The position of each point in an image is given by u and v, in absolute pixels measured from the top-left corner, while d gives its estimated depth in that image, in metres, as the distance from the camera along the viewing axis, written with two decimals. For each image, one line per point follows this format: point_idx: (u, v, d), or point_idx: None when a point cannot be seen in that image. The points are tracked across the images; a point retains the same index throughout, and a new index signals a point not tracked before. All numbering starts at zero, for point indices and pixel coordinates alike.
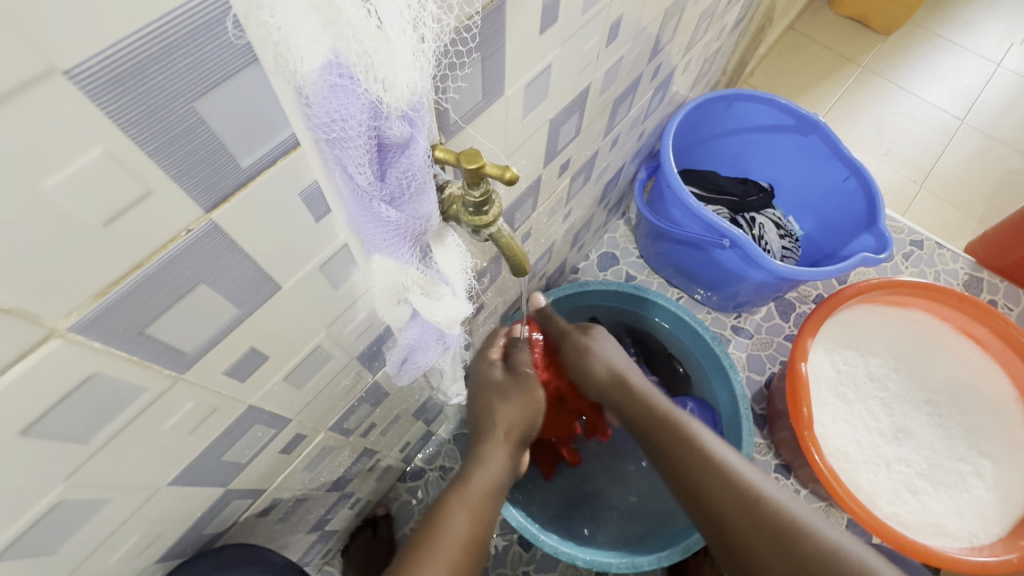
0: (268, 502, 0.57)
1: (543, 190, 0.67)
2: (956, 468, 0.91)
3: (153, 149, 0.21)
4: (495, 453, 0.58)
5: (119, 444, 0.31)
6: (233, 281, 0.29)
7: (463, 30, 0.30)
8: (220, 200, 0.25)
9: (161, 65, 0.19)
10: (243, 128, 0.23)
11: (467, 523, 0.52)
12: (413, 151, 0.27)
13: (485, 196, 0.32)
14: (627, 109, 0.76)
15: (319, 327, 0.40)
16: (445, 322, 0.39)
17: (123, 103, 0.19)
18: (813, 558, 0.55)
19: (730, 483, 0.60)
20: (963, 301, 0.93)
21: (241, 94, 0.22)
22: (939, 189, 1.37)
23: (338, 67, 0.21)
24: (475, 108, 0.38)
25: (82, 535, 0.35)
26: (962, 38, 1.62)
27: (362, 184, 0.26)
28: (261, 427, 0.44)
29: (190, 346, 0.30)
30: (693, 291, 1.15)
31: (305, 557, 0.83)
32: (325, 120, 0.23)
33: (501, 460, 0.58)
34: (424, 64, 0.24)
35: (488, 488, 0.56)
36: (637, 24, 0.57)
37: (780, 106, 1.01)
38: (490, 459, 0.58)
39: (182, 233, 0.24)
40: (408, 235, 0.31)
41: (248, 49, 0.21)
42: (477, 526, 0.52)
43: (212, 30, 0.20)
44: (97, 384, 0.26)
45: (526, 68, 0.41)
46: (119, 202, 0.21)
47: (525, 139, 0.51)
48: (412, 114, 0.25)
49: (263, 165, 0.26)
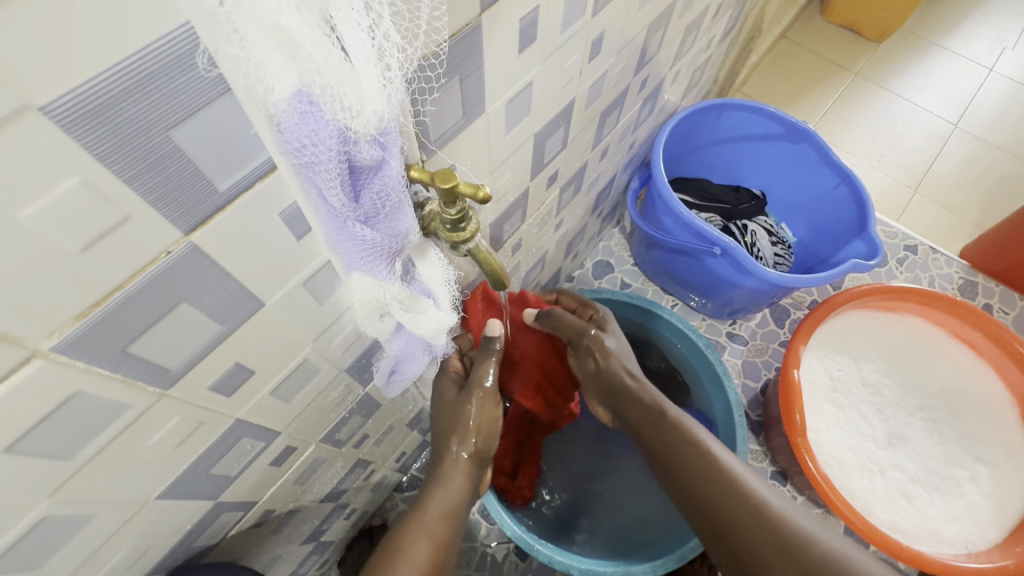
0: (260, 514, 0.57)
1: (532, 202, 0.68)
2: (951, 474, 0.91)
3: (129, 177, 0.22)
4: (456, 474, 0.57)
5: (103, 461, 0.32)
6: (215, 299, 0.30)
7: (434, 56, 0.31)
8: (199, 222, 0.26)
9: (135, 99, 0.20)
10: (218, 153, 0.24)
11: (427, 546, 0.52)
12: (386, 173, 0.28)
13: (461, 214, 0.33)
14: (615, 120, 0.77)
15: (305, 341, 0.41)
16: (430, 332, 0.40)
17: (99, 136, 0.20)
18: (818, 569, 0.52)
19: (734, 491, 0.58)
20: (955, 304, 0.94)
21: (214, 125, 0.23)
22: (934, 194, 1.37)
23: (305, 95, 0.22)
24: (454, 127, 0.39)
25: (69, 550, 0.36)
26: (954, 43, 1.63)
27: (336, 206, 0.27)
28: (249, 440, 0.45)
29: (173, 363, 0.31)
30: (687, 298, 1.15)
31: (300, 568, 0.83)
32: (296, 146, 0.24)
33: (461, 488, 0.57)
34: (393, 91, 0.25)
35: (446, 514, 0.55)
36: (621, 38, 0.58)
37: (769, 115, 1.02)
38: (450, 482, 0.56)
39: (161, 255, 0.25)
40: (384, 252, 0.32)
41: (221, 80, 0.22)
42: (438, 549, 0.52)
43: (182, 68, 0.21)
44: (79, 403, 0.27)
45: (506, 86, 0.42)
46: (98, 228, 0.22)
47: (510, 153, 0.51)
48: (381, 139, 0.26)
49: (241, 189, 0.27)
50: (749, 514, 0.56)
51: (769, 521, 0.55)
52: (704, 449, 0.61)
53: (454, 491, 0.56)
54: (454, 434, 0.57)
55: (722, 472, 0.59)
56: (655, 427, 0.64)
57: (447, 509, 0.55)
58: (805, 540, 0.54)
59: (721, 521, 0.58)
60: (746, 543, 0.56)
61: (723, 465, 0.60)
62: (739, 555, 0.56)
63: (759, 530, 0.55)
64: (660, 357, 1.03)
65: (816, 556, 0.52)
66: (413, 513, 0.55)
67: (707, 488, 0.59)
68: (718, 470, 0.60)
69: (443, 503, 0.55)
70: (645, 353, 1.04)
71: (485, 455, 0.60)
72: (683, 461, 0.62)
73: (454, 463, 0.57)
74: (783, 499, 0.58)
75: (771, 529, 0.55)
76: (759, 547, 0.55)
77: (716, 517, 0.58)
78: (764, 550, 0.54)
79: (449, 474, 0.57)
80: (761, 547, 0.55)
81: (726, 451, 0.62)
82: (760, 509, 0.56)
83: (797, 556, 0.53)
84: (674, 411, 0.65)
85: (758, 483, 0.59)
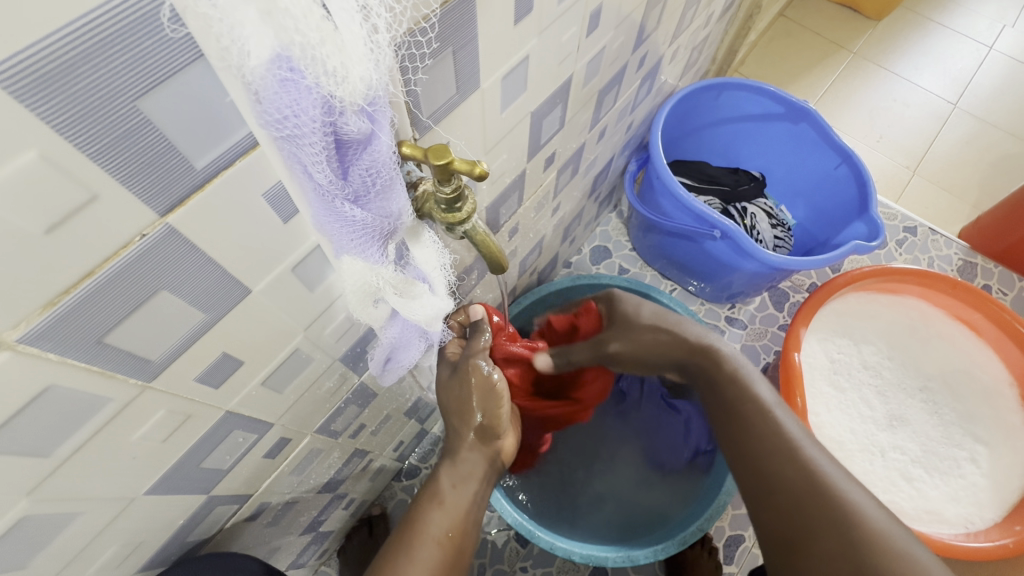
0: (255, 506, 0.56)
1: (529, 184, 0.66)
2: (951, 455, 0.91)
3: (94, 152, 0.20)
4: (472, 451, 0.57)
5: (86, 456, 0.30)
6: (196, 287, 0.28)
7: (425, 22, 0.29)
8: (176, 204, 0.24)
9: (93, 61, 0.18)
10: (192, 126, 0.22)
11: (440, 515, 0.53)
12: (376, 147, 0.26)
13: (457, 192, 0.31)
14: (613, 100, 0.75)
15: (296, 330, 0.39)
16: (423, 319, 0.38)
17: (56, 105, 0.18)
18: (864, 541, 0.47)
19: (786, 451, 0.55)
20: (956, 286, 0.93)
21: (187, 95, 0.21)
22: (933, 174, 1.36)
23: (285, 60, 0.20)
24: (448, 102, 0.37)
25: (55, 549, 0.34)
26: (954, 21, 1.61)
27: (323, 184, 0.25)
28: (241, 432, 0.43)
29: (154, 354, 0.29)
30: (686, 283, 1.14)
31: (299, 559, 0.83)
32: (277, 117, 0.22)
33: (474, 457, 0.57)
34: (381, 56, 0.23)
35: (458, 483, 0.56)
36: (619, 13, 0.56)
37: (769, 95, 1.00)
38: (462, 458, 0.57)
39: (136, 239, 0.24)
40: (376, 234, 0.30)
41: (192, 43, 0.20)
42: (453, 517, 0.53)
43: (144, 29, 0.19)
44: (55, 397, 0.26)
45: (502, 60, 0.40)
46: (61, 208, 0.20)
47: (506, 133, 0.49)
48: (370, 109, 0.24)
49: (218, 167, 0.25)
50: (794, 477, 0.53)
51: (820, 488, 0.51)
52: (765, 409, 0.59)
53: (465, 463, 0.57)
54: (453, 413, 0.57)
55: (778, 432, 0.56)
56: (712, 385, 0.63)
57: (458, 478, 0.56)
58: (854, 512, 0.49)
59: (768, 482, 0.55)
60: (789, 510, 0.52)
61: (781, 426, 0.57)
62: (781, 523, 0.52)
63: (805, 494, 0.52)
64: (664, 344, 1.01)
65: (864, 530, 0.48)
66: (427, 487, 0.56)
67: (760, 449, 0.57)
68: (772, 431, 0.57)
69: (453, 475, 0.56)
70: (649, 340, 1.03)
71: (500, 427, 0.58)
72: (740, 418, 0.59)
73: (464, 440, 0.57)
74: (842, 471, 0.53)
75: (816, 496, 0.51)
76: (803, 512, 0.51)
77: (764, 479, 0.55)
78: (807, 517, 0.50)
79: (458, 452, 0.57)
80: (802, 514, 0.51)
81: (789, 416, 0.58)
82: (810, 476, 0.52)
83: (841, 527, 0.48)
84: (733, 364, 0.62)
85: (817, 452, 0.55)
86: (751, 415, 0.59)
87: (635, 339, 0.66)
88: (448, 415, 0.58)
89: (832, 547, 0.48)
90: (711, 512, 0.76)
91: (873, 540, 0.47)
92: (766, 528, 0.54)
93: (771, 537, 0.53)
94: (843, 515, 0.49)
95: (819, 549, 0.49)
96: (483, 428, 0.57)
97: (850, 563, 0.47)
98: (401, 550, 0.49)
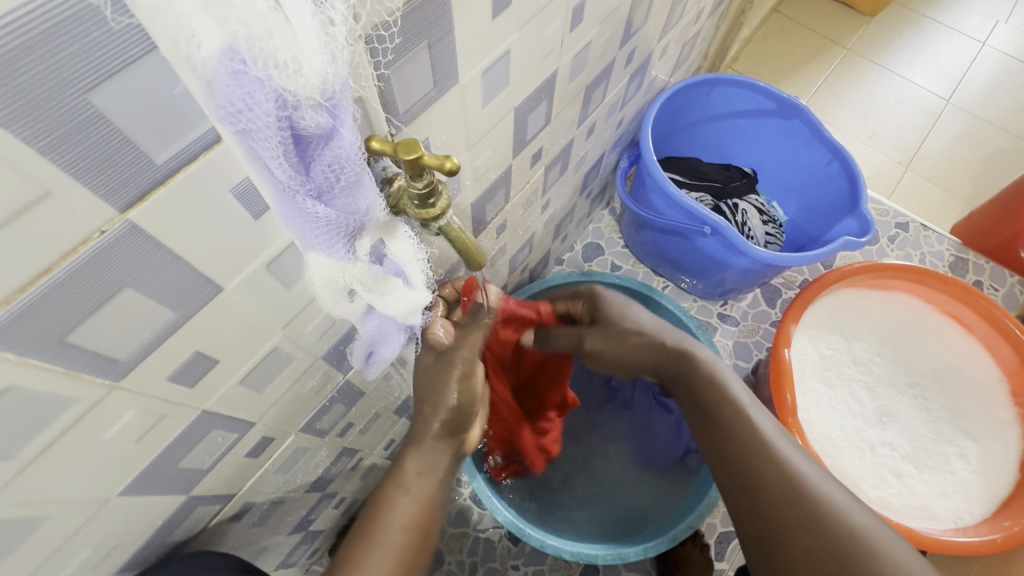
0: (239, 506, 0.56)
1: (515, 181, 0.65)
2: (940, 451, 0.91)
3: (45, 147, 0.20)
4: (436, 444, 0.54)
5: (53, 458, 0.30)
6: (163, 285, 0.28)
7: (383, 27, 0.29)
8: (137, 199, 0.24)
9: (38, 52, 0.18)
10: (149, 121, 0.22)
11: (409, 503, 0.52)
12: (338, 142, 0.26)
13: (430, 187, 0.31)
14: (601, 96, 0.74)
15: (274, 328, 0.39)
16: (400, 313, 0.38)
17: (1, 99, 0.18)
18: (843, 539, 0.48)
19: (763, 450, 0.54)
20: (947, 282, 0.93)
21: (141, 89, 0.21)
22: (926, 171, 1.36)
23: (237, 53, 0.20)
24: (425, 97, 0.37)
25: (25, 552, 0.34)
26: (948, 17, 1.60)
27: (283, 180, 0.25)
28: (220, 432, 0.43)
29: (122, 353, 0.29)
30: (678, 279, 1.14)
31: (288, 558, 0.82)
32: (231, 111, 0.21)
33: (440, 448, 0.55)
34: (338, 49, 0.23)
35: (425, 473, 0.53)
36: (604, 7, 0.55)
37: (760, 91, 0.99)
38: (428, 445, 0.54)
39: (96, 235, 0.23)
40: (343, 231, 0.30)
41: (144, 35, 0.20)
42: (419, 506, 0.52)
43: (90, 21, 0.18)
44: (15, 397, 0.25)
45: (480, 55, 0.40)
46: (13, 205, 0.20)
47: (488, 129, 0.49)
48: (329, 103, 0.24)
49: (181, 162, 0.24)
50: (772, 476, 0.53)
51: (799, 486, 0.51)
52: (739, 407, 0.58)
53: (432, 452, 0.54)
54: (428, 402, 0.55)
55: (754, 431, 0.56)
56: (689, 386, 0.61)
57: (424, 466, 0.54)
58: (834, 511, 0.50)
59: (746, 481, 0.54)
60: (767, 508, 0.52)
61: (755, 425, 0.56)
62: (760, 520, 0.52)
63: (783, 493, 0.52)
64: None
65: (842, 528, 0.48)
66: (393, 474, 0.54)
67: (738, 446, 0.56)
68: (748, 429, 0.56)
69: (420, 462, 0.54)
70: None
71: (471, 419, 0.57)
72: (716, 416, 0.58)
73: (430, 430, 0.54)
74: (816, 467, 0.54)
75: (794, 494, 0.51)
76: (782, 510, 0.51)
77: (741, 477, 0.55)
78: (786, 515, 0.51)
79: (423, 441, 0.54)
80: (780, 512, 0.51)
81: (765, 416, 0.57)
82: (788, 474, 0.52)
83: (820, 525, 0.49)
84: (708, 365, 0.60)
85: (790, 449, 0.55)
86: (726, 413, 0.58)
87: (613, 344, 0.63)
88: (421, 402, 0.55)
89: (813, 544, 0.49)
90: (700, 509, 0.76)
91: (854, 539, 0.48)
92: (743, 525, 0.54)
93: (747, 533, 0.54)
94: (822, 513, 0.49)
95: (798, 545, 0.49)
96: (455, 419, 0.55)
97: (831, 562, 0.48)
98: (367, 542, 0.49)
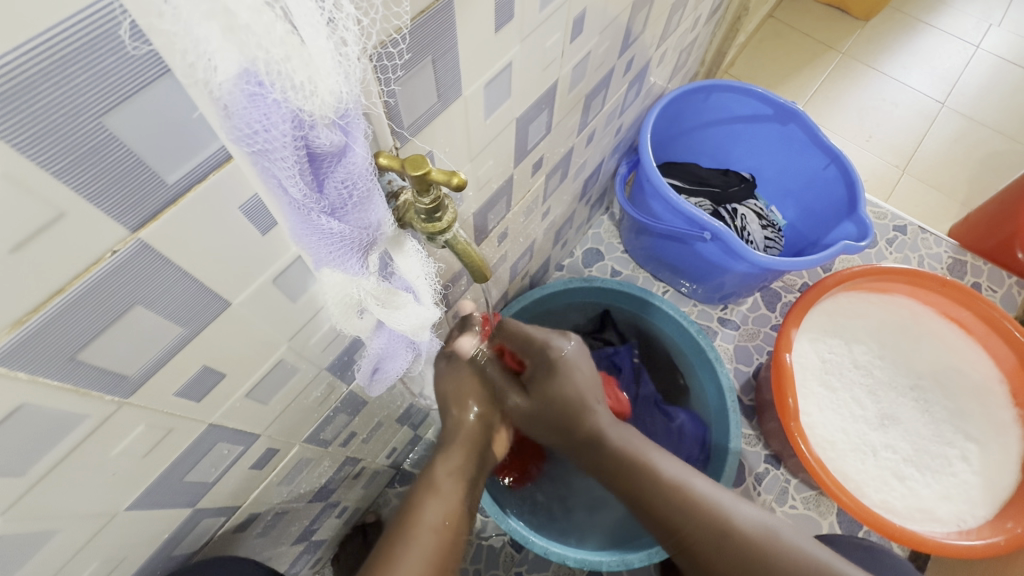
0: (244, 517, 0.56)
1: (517, 190, 0.66)
2: (942, 453, 0.91)
3: (60, 170, 0.20)
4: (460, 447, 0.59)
5: (61, 474, 0.30)
6: (173, 301, 0.28)
7: (391, 44, 0.29)
8: (149, 218, 0.24)
9: (54, 81, 0.18)
10: (162, 142, 0.22)
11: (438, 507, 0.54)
12: (350, 159, 0.26)
13: (437, 202, 0.31)
14: (600, 104, 0.74)
15: (280, 341, 0.39)
16: (409, 329, 0.38)
17: (16, 124, 0.18)
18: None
19: (708, 522, 0.61)
20: (946, 284, 0.93)
21: (154, 111, 0.21)
22: (922, 173, 1.37)
23: (253, 76, 0.20)
24: (429, 111, 0.37)
25: (33, 568, 0.34)
26: (943, 21, 1.62)
27: (298, 198, 0.25)
28: (226, 445, 0.43)
29: (131, 370, 0.29)
30: (678, 284, 1.14)
31: (292, 568, 0.82)
32: (247, 131, 0.21)
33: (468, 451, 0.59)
34: (351, 69, 0.23)
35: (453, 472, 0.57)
36: (603, 18, 0.56)
37: (757, 97, 1.00)
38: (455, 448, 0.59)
39: (107, 255, 0.23)
40: (356, 246, 0.30)
41: (159, 59, 0.20)
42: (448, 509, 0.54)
43: (109, 47, 0.19)
44: (27, 415, 0.25)
45: (483, 69, 0.40)
46: (28, 227, 0.20)
47: (491, 139, 0.49)
48: (342, 121, 0.24)
49: (191, 182, 0.25)
50: (727, 542, 0.60)
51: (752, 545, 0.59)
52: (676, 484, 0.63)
53: (460, 455, 0.58)
54: (454, 402, 0.59)
55: (693, 504, 0.62)
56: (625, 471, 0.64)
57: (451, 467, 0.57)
58: (789, 554, 0.59)
59: (709, 554, 0.61)
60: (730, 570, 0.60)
61: (697, 495, 0.62)
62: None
63: (743, 556, 0.59)
64: (666, 355, 0.99)
65: (802, 568, 0.58)
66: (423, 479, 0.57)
67: (687, 525, 0.61)
68: (688, 505, 0.62)
69: (449, 466, 0.57)
70: (651, 348, 1.01)
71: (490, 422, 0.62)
72: (659, 500, 0.63)
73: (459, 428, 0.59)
74: (756, 513, 0.63)
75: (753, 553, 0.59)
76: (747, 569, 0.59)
77: (701, 549, 0.61)
78: (752, 574, 0.58)
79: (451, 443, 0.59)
80: (746, 571, 0.59)
81: (697, 478, 0.64)
82: (740, 535, 0.60)
83: (786, 575, 0.57)
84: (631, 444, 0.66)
85: (734, 506, 0.62)
86: (664, 496, 0.63)
87: None
88: (445, 406, 0.60)
89: None
90: None
91: (813, 572, 0.57)
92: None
93: None
94: (783, 563, 0.58)
95: None
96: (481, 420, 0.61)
97: None
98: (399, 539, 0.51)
